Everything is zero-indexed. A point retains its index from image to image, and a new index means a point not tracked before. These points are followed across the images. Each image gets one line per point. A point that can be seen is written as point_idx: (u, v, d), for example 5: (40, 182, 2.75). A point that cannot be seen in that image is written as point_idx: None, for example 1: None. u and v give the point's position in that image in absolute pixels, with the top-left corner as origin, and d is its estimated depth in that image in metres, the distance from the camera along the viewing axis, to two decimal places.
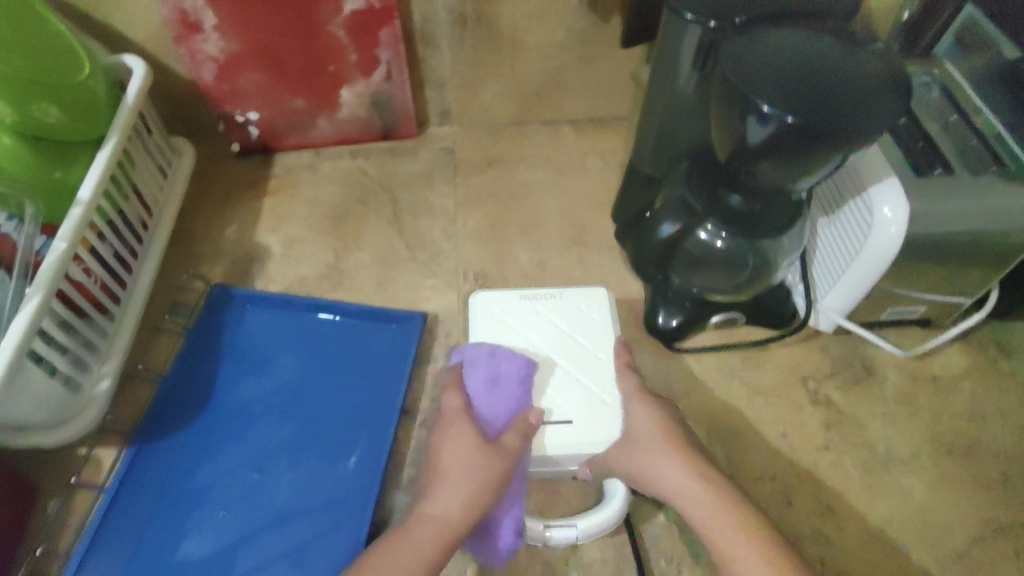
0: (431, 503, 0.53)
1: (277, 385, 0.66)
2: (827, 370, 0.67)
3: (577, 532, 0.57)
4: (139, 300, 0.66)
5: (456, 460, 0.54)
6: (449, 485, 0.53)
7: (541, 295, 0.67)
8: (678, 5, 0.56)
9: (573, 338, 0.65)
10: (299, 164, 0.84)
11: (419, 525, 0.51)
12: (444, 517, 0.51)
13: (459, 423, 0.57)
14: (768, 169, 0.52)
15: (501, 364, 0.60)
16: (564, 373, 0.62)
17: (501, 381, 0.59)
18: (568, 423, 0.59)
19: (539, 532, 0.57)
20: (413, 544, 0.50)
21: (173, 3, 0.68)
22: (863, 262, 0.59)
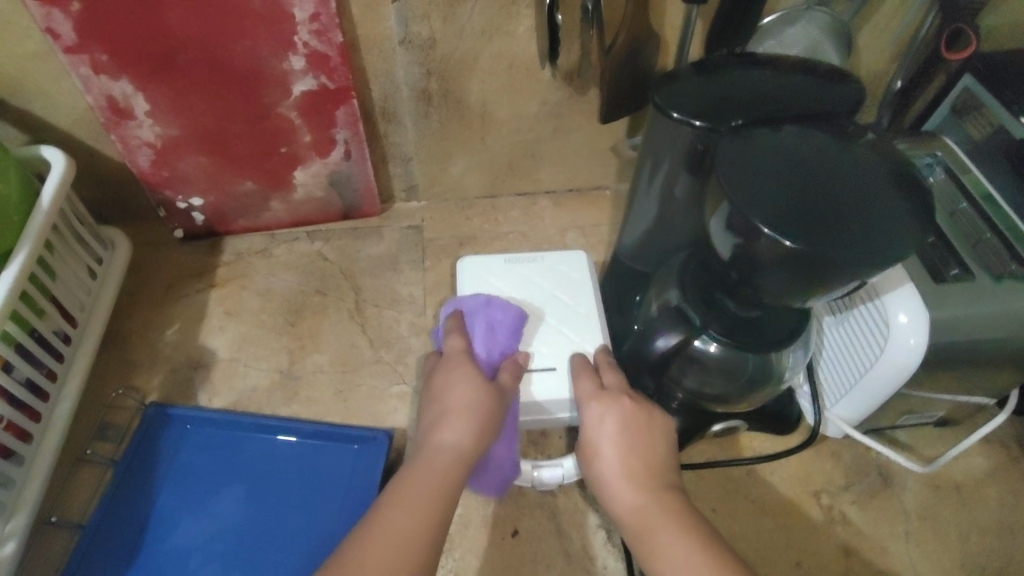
0: (442, 432, 0.46)
1: (219, 526, 0.57)
2: (840, 481, 0.60)
3: (563, 472, 0.57)
4: (57, 434, 0.58)
5: (464, 394, 0.48)
6: (459, 418, 0.47)
7: (523, 258, 0.65)
8: (664, 103, 0.51)
9: (554, 295, 0.62)
10: (251, 248, 0.76)
11: (431, 455, 0.45)
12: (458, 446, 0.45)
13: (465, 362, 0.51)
14: (773, 286, 0.47)
15: (499, 314, 0.56)
16: (548, 327, 0.60)
17: (497, 331, 0.55)
18: (552, 370, 0.58)
19: (528, 472, 0.57)
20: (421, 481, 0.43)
21: (98, 89, 0.60)
22: (877, 374, 0.53)
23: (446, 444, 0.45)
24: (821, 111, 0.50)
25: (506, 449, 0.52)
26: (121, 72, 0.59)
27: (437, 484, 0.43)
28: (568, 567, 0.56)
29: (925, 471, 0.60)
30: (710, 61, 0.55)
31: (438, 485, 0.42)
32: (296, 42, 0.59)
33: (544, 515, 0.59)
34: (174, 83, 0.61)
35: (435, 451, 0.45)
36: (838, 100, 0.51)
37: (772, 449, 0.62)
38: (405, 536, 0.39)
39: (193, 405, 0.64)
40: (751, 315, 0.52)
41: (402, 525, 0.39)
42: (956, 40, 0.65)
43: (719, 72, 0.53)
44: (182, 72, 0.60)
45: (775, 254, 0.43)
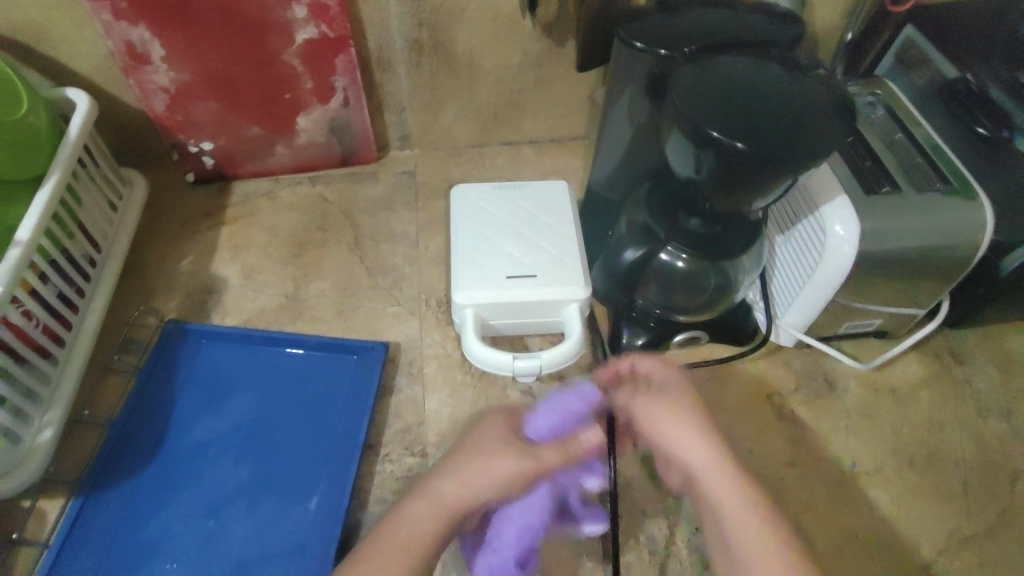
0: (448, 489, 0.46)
1: (233, 423, 0.64)
2: (790, 385, 0.67)
3: (539, 364, 0.60)
4: (85, 342, 0.64)
5: (477, 475, 0.47)
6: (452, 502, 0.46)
7: (511, 186, 0.72)
8: (627, 35, 0.57)
9: (537, 216, 0.69)
10: (258, 191, 0.82)
11: (427, 512, 0.45)
12: (447, 527, 0.45)
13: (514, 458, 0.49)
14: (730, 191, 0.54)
15: (570, 403, 0.54)
16: (529, 245, 0.67)
17: (566, 426, 0.54)
18: (532, 277, 0.64)
19: (507, 364, 0.60)
20: (391, 565, 0.41)
21: (119, 35, 0.66)
22: (819, 280, 0.60)
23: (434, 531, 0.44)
24: (767, 46, 0.57)
25: (515, 522, 0.51)
26: (139, 18, 0.65)
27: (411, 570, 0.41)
28: None
29: (865, 368, 0.68)
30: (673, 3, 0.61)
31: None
32: None
33: None
34: (188, 30, 0.67)
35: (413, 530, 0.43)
36: (779, 34, 0.58)
37: (731, 351, 0.70)
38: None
39: (207, 323, 0.70)
40: (712, 231, 0.59)
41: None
42: None
43: (680, 12, 0.60)
44: (195, 18, 0.66)
45: (723, 157, 0.50)
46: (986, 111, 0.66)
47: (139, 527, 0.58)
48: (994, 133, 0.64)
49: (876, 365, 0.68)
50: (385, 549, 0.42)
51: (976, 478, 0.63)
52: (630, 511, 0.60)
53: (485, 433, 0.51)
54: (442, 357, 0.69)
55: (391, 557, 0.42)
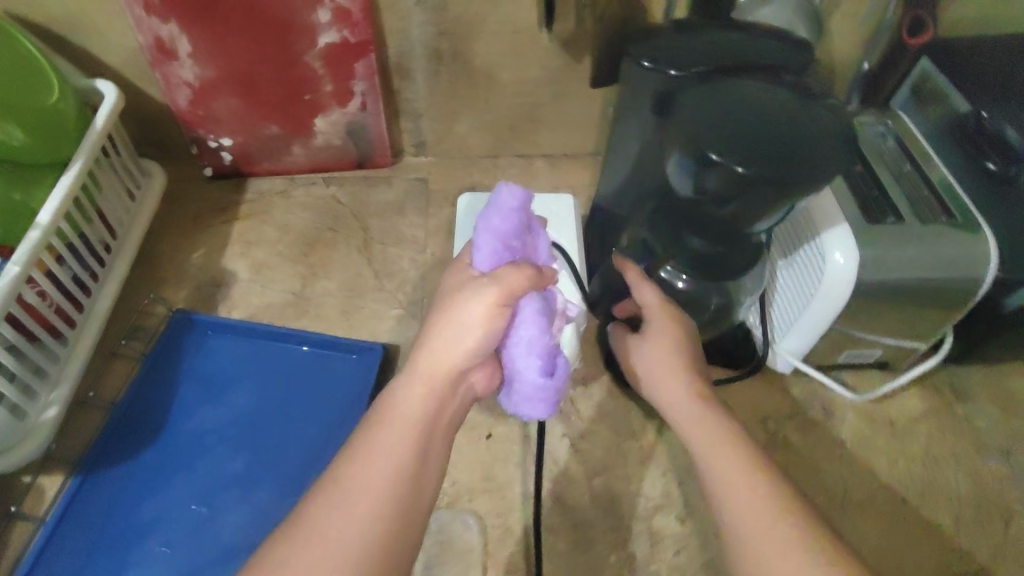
0: (425, 357, 0.48)
1: (231, 414, 0.65)
2: (786, 412, 0.67)
3: None
4: (94, 325, 0.66)
5: (453, 339, 0.47)
6: (441, 375, 0.47)
7: None
8: (638, 54, 0.58)
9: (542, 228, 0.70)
10: (272, 189, 0.84)
11: (408, 390, 0.47)
12: (440, 398, 0.48)
13: (481, 298, 0.47)
14: (735, 210, 0.55)
15: (498, 222, 0.49)
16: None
17: (511, 246, 0.49)
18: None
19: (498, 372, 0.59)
20: (391, 443, 0.45)
21: (148, 30, 0.69)
22: (816, 307, 0.61)
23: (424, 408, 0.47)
24: (777, 71, 0.58)
25: (520, 349, 0.49)
26: (169, 15, 0.67)
27: (411, 442, 0.45)
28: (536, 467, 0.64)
29: (861, 401, 0.68)
30: (690, 24, 0.62)
31: (413, 453, 0.45)
32: None
33: (517, 423, 0.66)
34: (215, 27, 0.69)
35: (402, 409, 0.46)
36: (790, 60, 0.59)
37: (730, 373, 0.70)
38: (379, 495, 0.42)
39: (214, 314, 0.71)
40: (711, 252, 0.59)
41: (365, 509, 0.42)
42: (917, 28, 0.72)
43: (696, 34, 0.61)
44: (221, 16, 0.68)
45: (725, 178, 0.51)
46: (994, 147, 0.66)
47: (134, 509, 0.59)
48: (1002, 169, 0.65)
49: (872, 397, 0.68)
50: (384, 427, 0.45)
51: (969, 517, 0.62)
52: (616, 526, 0.61)
53: (454, 292, 0.49)
54: None
55: (390, 438, 0.45)
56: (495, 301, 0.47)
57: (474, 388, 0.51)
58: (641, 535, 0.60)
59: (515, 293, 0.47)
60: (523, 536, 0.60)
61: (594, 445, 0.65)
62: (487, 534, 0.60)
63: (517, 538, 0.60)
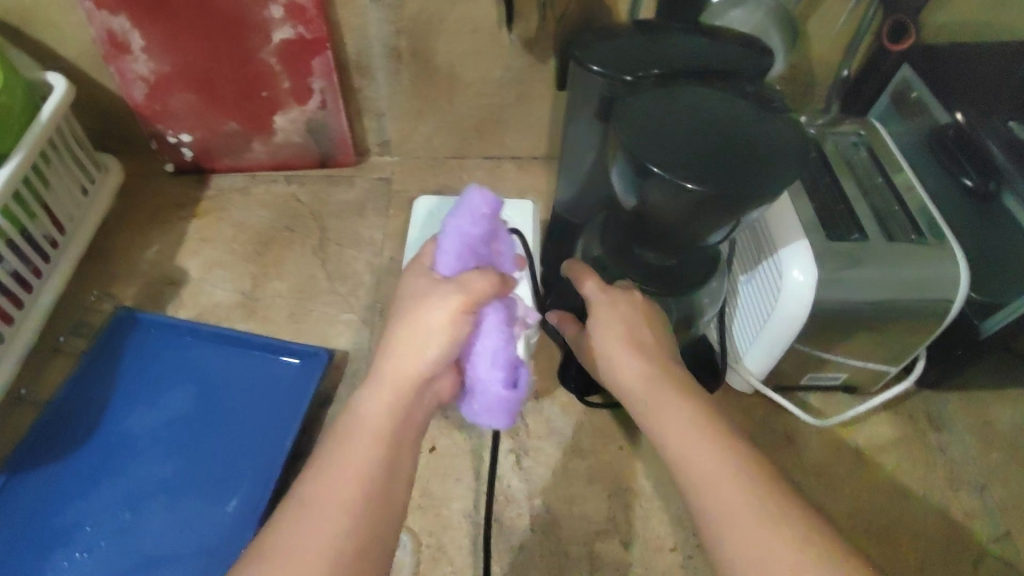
0: (396, 363, 0.45)
1: (168, 417, 0.64)
2: (744, 434, 0.64)
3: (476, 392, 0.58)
4: (33, 323, 0.65)
5: (421, 342, 0.45)
6: (407, 381, 0.44)
7: None
8: (584, 58, 0.56)
9: None
10: (233, 186, 0.82)
11: (374, 393, 0.44)
12: (407, 405, 0.44)
13: (447, 303, 0.46)
14: (679, 227, 0.52)
15: (469, 227, 0.47)
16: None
17: (478, 252, 0.48)
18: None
19: None
20: (354, 460, 0.41)
21: (100, 23, 0.67)
22: (773, 327, 0.57)
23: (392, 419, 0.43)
24: (732, 80, 0.55)
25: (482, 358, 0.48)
26: (119, 9, 0.66)
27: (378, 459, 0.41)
28: (475, 483, 0.61)
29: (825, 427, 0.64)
30: (650, 25, 0.59)
31: (382, 470, 0.41)
32: None
33: (459, 436, 0.64)
34: (166, 22, 0.67)
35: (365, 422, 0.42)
36: (748, 68, 0.56)
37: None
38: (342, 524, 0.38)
39: (160, 313, 0.70)
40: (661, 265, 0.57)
41: (328, 529, 0.38)
42: (899, 34, 0.69)
43: (654, 35, 0.58)
44: (172, 11, 0.66)
45: (665, 193, 0.48)
46: (974, 161, 0.62)
47: (58, 512, 0.58)
48: (981, 185, 0.61)
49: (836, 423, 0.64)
50: (349, 438, 0.42)
51: (933, 555, 0.58)
52: (554, 550, 0.58)
53: (420, 296, 0.47)
54: None
55: (352, 455, 0.41)
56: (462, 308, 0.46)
57: (439, 396, 0.48)
58: (580, 561, 0.57)
59: (482, 300, 0.46)
60: (455, 556, 0.57)
61: (538, 463, 0.62)
62: (419, 552, 0.58)
63: (449, 559, 0.57)
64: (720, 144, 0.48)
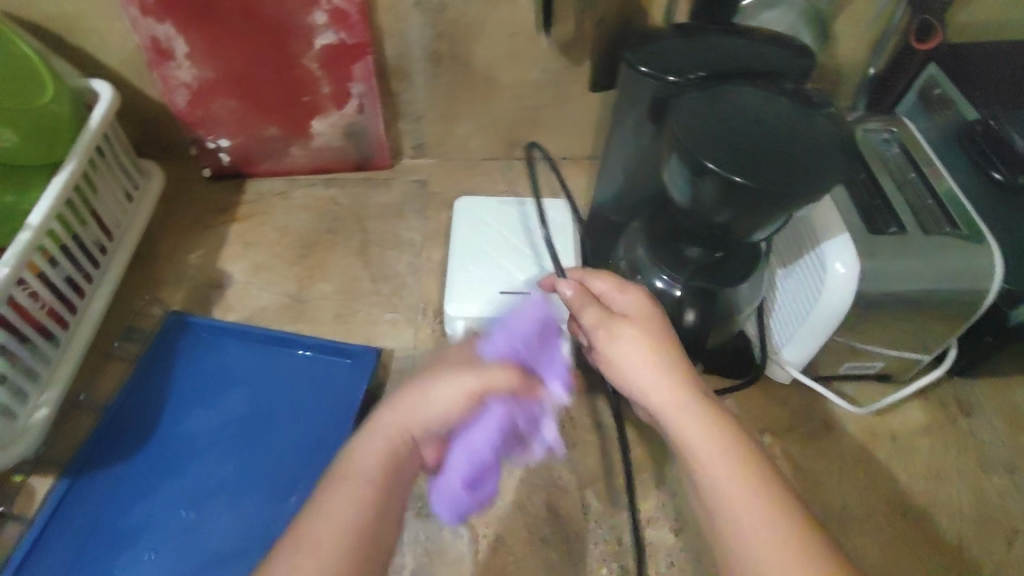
0: (384, 422, 0.50)
1: (224, 418, 0.65)
2: (786, 424, 0.66)
3: None
4: (88, 328, 0.66)
5: (421, 409, 0.52)
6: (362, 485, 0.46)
7: (515, 203, 0.75)
8: (634, 60, 0.58)
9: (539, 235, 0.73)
10: (272, 190, 0.84)
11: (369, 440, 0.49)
12: (399, 454, 0.50)
13: (462, 384, 0.52)
14: (729, 222, 0.54)
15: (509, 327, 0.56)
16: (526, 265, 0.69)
17: (518, 348, 0.56)
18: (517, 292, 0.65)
19: None
20: (315, 565, 0.42)
21: (144, 31, 0.68)
22: (815, 318, 0.59)
23: (355, 507, 0.46)
24: (772, 74, 0.57)
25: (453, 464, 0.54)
26: (166, 16, 0.67)
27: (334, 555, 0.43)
28: (529, 474, 0.63)
29: (863, 414, 0.66)
30: (690, 26, 0.61)
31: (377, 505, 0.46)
32: None
33: None
34: (211, 28, 0.68)
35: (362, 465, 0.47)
36: (791, 68, 0.58)
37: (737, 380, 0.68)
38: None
39: (209, 316, 0.71)
40: (708, 261, 0.59)
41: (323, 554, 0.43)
42: (926, 33, 0.71)
43: (696, 36, 0.59)
44: (218, 17, 0.67)
45: (719, 189, 0.50)
46: (1003, 156, 0.65)
47: (121, 514, 0.60)
48: (1010, 179, 0.64)
49: (874, 410, 0.66)
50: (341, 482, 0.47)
51: (973, 536, 0.60)
52: (610, 538, 0.60)
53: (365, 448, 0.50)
54: None
55: (312, 556, 0.43)
56: (395, 450, 0.50)
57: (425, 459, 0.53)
58: (635, 547, 0.59)
59: (494, 390, 0.53)
60: (514, 545, 0.59)
61: (589, 453, 0.64)
62: (479, 543, 0.59)
63: (509, 550, 0.59)
64: (771, 143, 0.50)
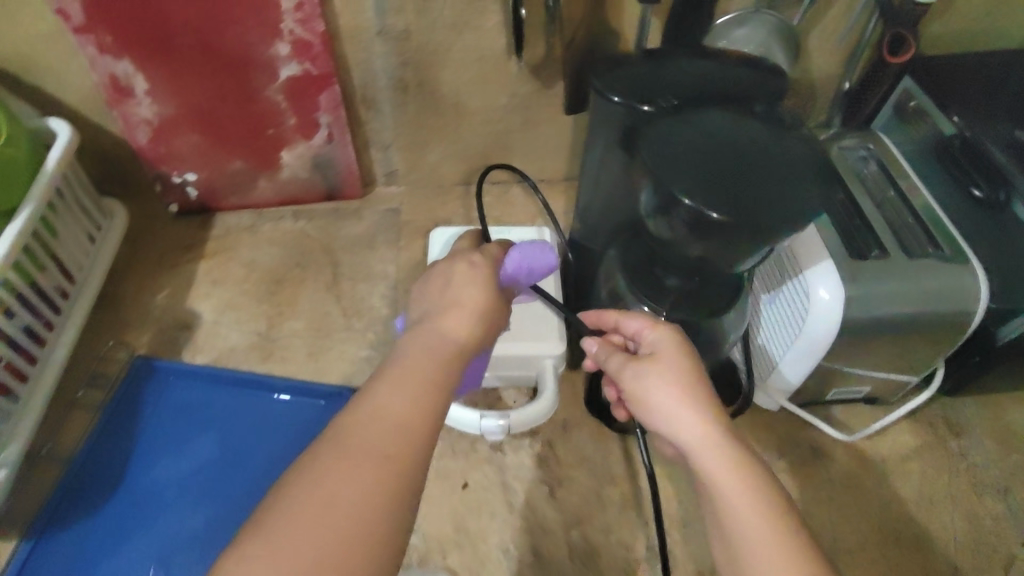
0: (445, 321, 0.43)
1: (194, 466, 0.63)
2: (773, 451, 0.64)
3: (506, 422, 0.59)
4: (51, 378, 0.63)
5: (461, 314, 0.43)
6: (471, 312, 0.43)
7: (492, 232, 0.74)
8: (604, 88, 0.55)
9: None
10: (240, 225, 0.82)
11: (429, 338, 0.41)
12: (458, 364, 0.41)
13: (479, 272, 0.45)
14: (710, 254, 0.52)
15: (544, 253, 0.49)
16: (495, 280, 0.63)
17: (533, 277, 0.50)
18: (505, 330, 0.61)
19: (474, 420, 0.59)
20: (417, 372, 0.39)
21: (102, 68, 0.66)
22: (801, 346, 0.57)
23: (470, 329, 0.43)
24: (741, 100, 0.55)
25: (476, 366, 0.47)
26: (123, 53, 0.65)
27: (433, 372, 0.40)
28: (511, 516, 0.60)
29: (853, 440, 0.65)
30: (657, 50, 0.60)
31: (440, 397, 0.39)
32: (282, 30, 0.65)
33: (492, 469, 0.63)
34: (171, 64, 0.66)
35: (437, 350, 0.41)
36: (762, 90, 0.56)
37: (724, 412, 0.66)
38: (389, 426, 0.37)
39: (176, 359, 0.69)
40: (685, 292, 0.57)
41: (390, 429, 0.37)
42: (898, 46, 0.69)
43: (663, 61, 0.58)
44: (178, 53, 0.65)
45: (695, 223, 0.48)
46: (982, 172, 0.64)
47: (93, 569, 0.57)
48: (990, 196, 0.62)
49: (863, 436, 0.65)
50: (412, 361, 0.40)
51: (969, 563, 0.59)
52: None
53: (445, 279, 0.45)
54: None
55: (416, 367, 0.40)
56: (492, 285, 0.45)
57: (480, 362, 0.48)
58: None
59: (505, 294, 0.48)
60: None
61: (571, 490, 0.62)
62: None
63: None
64: (748, 172, 0.49)
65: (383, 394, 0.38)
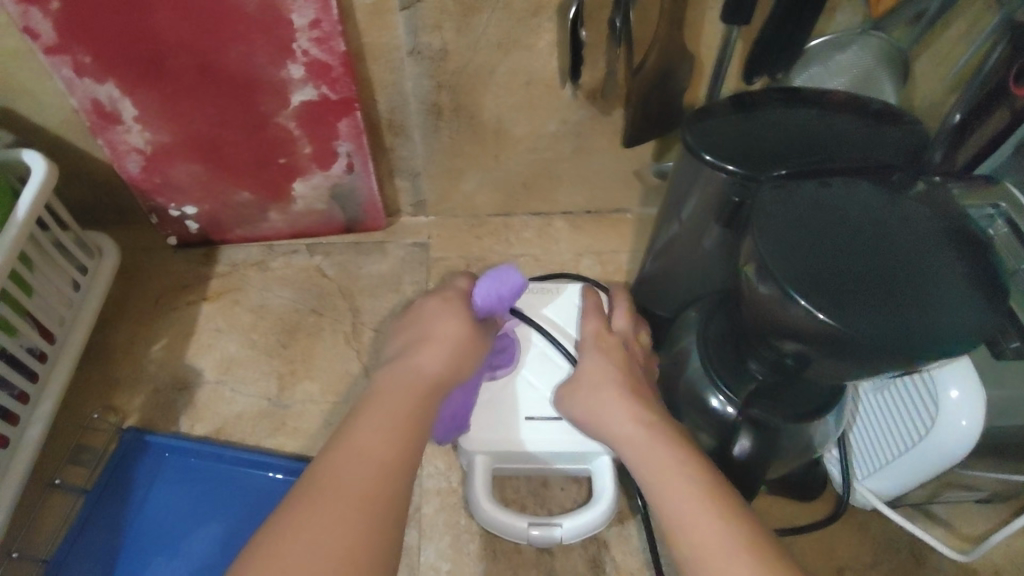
0: (420, 357, 0.46)
1: (188, 567, 0.55)
2: (867, 558, 0.55)
3: (561, 532, 0.51)
4: (25, 461, 0.54)
5: (434, 349, 0.46)
6: (445, 346, 0.47)
7: (536, 288, 0.62)
8: (694, 144, 0.47)
9: (562, 329, 0.59)
10: (248, 260, 0.72)
11: (394, 372, 0.45)
12: (426, 393, 0.44)
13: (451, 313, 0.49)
14: (824, 367, 0.40)
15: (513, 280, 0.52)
16: (525, 339, 0.58)
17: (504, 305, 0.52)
18: (557, 420, 0.54)
19: (522, 530, 0.51)
20: (389, 401, 0.43)
21: (82, 92, 0.56)
22: (920, 454, 0.47)
23: (444, 362, 0.46)
24: (864, 159, 0.45)
25: (459, 396, 0.51)
26: (106, 75, 0.55)
27: (409, 405, 0.43)
28: None
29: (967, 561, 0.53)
30: (748, 96, 0.50)
31: (416, 418, 0.43)
32: (295, 49, 0.54)
33: None
34: (165, 88, 0.56)
35: (412, 376, 0.45)
36: (890, 150, 0.45)
37: (809, 520, 0.56)
38: (366, 452, 0.39)
39: (173, 431, 0.61)
40: (769, 383, 0.46)
41: (367, 452, 0.39)
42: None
43: (758, 109, 0.48)
44: (172, 76, 0.55)
45: (806, 329, 0.37)
46: None
47: None
48: None
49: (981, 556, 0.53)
50: (390, 389, 0.44)
51: None
52: None
53: (422, 313, 0.50)
54: (444, 494, 0.57)
55: (392, 394, 0.43)
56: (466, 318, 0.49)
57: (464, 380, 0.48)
58: None
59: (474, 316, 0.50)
60: None
61: None
62: None
63: None
64: (872, 261, 0.38)
65: (360, 424, 0.41)
